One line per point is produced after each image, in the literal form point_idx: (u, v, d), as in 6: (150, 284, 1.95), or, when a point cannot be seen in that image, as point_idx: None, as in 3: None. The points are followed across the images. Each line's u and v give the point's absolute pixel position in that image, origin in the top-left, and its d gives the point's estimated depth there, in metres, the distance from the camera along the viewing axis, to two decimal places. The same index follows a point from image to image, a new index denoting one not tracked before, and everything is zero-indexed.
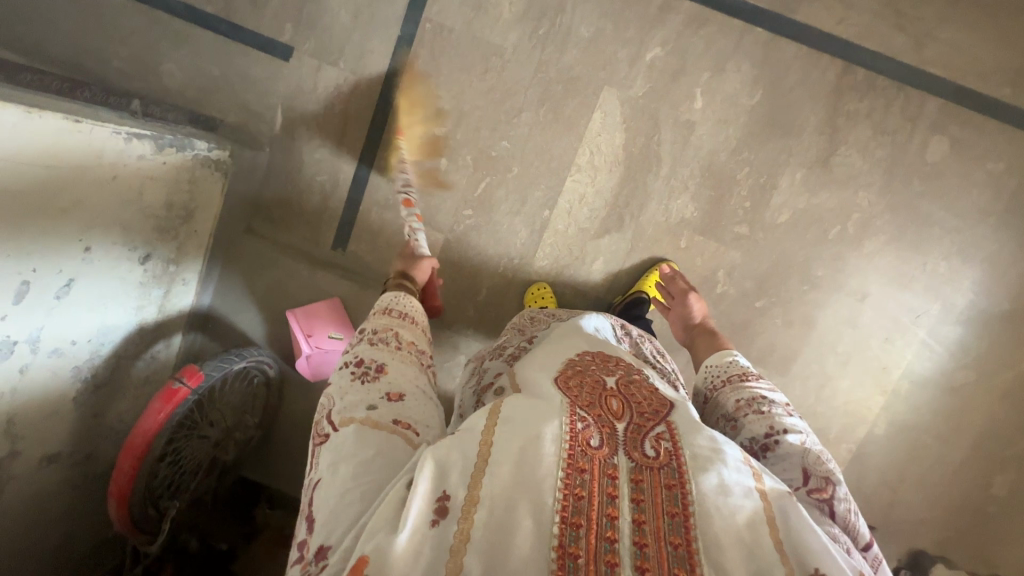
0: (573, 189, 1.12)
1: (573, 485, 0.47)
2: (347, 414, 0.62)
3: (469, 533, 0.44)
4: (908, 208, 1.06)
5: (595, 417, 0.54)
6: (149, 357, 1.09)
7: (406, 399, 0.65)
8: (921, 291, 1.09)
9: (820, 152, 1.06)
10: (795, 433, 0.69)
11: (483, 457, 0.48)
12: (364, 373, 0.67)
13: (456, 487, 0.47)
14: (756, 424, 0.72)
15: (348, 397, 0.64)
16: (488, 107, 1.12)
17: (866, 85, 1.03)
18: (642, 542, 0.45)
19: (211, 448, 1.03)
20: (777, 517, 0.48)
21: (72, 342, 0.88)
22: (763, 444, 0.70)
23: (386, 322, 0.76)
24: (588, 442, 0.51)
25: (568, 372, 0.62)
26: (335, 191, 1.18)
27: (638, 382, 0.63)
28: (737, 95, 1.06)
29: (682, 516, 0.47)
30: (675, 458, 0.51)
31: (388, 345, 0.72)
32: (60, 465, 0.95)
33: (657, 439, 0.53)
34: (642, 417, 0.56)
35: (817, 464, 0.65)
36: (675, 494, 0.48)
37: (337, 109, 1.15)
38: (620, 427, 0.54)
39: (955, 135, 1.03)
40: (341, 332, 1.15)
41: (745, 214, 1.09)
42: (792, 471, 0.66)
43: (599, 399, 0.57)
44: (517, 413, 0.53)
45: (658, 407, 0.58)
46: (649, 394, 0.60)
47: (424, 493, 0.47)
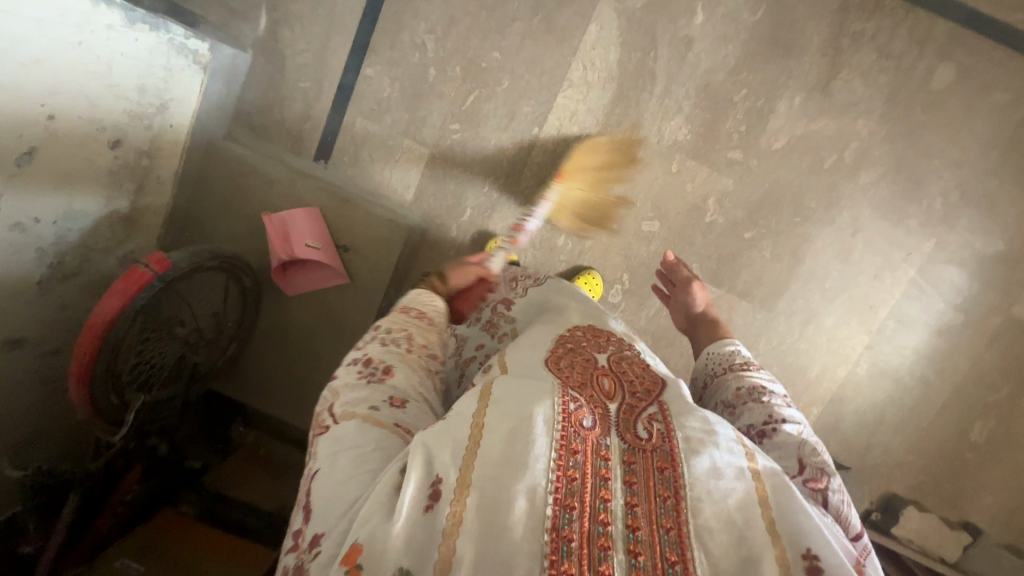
0: (565, 106, 1.09)
1: (568, 468, 0.50)
2: (351, 409, 0.60)
3: (461, 515, 0.45)
4: (908, 138, 1.02)
5: (588, 398, 0.58)
6: (120, 258, 1.07)
7: (408, 407, 0.62)
8: (915, 227, 1.06)
9: (821, 75, 1.02)
10: (793, 423, 0.71)
11: (475, 439, 0.49)
12: (372, 372, 0.65)
13: (446, 469, 0.48)
14: (754, 413, 0.73)
15: (352, 393, 0.62)
16: (479, 15, 1.07)
17: (874, 4, 0.99)
18: (634, 526, 0.48)
19: (182, 350, 1.01)
20: (769, 497, 0.51)
21: (35, 220, 0.85)
22: (761, 431, 0.71)
23: (401, 322, 0.76)
24: (582, 423, 0.54)
25: (557, 352, 0.65)
26: (319, 100, 1.14)
27: (630, 358, 0.68)
28: (739, 10, 1.02)
29: (673, 499, 0.50)
30: (667, 440, 0.55)
31: (399, 346, 0.70)
32: (25, 353, 0.93)
33: (649, 420, 0.58)
34: (634, 396, 0.61)
35: (812, 455, 0.66)
36: (667, 475, 0.52)
37: (325, 12, 1.11)
38: (613, 407, 0.59)
39: (962, 61, 0.99)
40: (318, 243, 1.11)
41: (740, 138, 1.06)
42: (789, 460, 0.67)
43: (591, 378, 0.62)
44: (508, 392, 0.55)
45: (649, 386, 0.63)
46: (642, 376, 0.65)
47: (416, 480, 0.47)
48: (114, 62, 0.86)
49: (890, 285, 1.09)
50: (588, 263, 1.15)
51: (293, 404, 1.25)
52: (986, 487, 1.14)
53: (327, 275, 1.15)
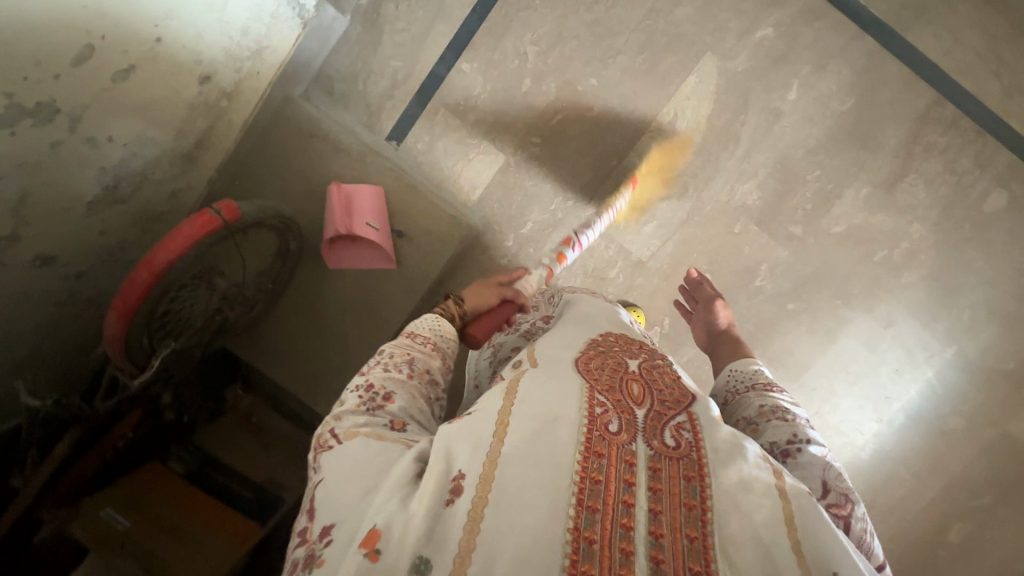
0: (647, 146, 1.11)
1: (590, 470, 0.47)
2: (353, 427, 0.57)
3: (481, 510, 0.45)
4: (952, 250, 1.09)
5: (614, 402, 0.53)
6: (169, 193, 1.01)
7: (410, 430, 0.59)
8: (940, 332, 1.13)
9: (889, 174, 1.08)
10: (817, 445, 0.63)
11: (499, 436, 0.49)
12: (371, 399, 0.61)
13: (470, 466, 0.48)
14: (777, 430, 0.65)
15: (351, 419, 0.58)
16: (587, 40, 1.09)
17: (950, 121, 1.06)
18: (657, 533, 0.45)
19: (215, 303, 0.97)
20: (796, 516, 0.47)
21: (109, 139, 0.80)
22: (785, 450, 0.63)
23: (406, 346, 0.69)
24: (606, 428, 0.51)
25: (590, 352, 0.60)
26: (406, 82, 1.13)
27: (662, 367, 0.61)
28: (830, 97, 1.07)
29: (699, 509, 0.47)
30: (695, 450, 0.51)
31: (400, 372, 0.64)
32: (52, 273, 0.86)
33: (678, 428, 0.52)
34: (662, 404, 0.55)
35: (837, 479, 0.59)
36: (692, 485, 0.48)
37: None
38: (640, 412, 0.53)
39: (1016, 192, 1.07)
40: (378, 223, 1.09)
41: (803, 215, 1.11)
42: (809, 480, 0.60)
43: (620, 382, 0.56)
44: (536, 396, 0.53)
45: (679, 398, 0.56)
46: (673, 385, 0.58)
47: (438, 472, 0.48)
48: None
49: (906, 380, 1.15)
50: (633, 300, 1.17)
51: (308, 379, 1.16)
52: None
53: (374, 257, 1.12)
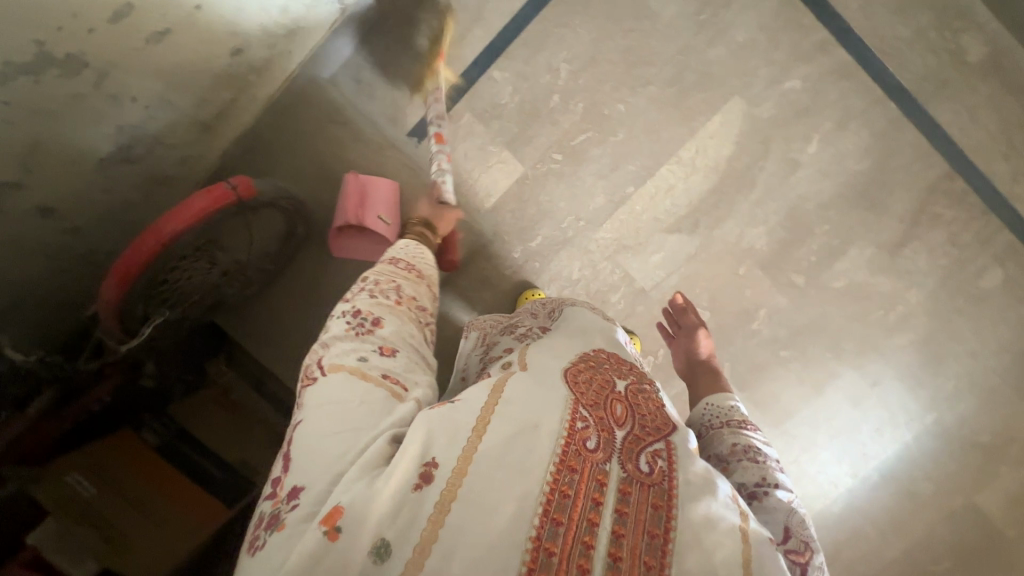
0: (665, 178, 1.12)
1: (561, 482, 0.47)
2: (339, 358, 0.57)
3: (447, 505, 0.44)
4: (944, 319, 1.12)
5: (596, 419, 0.52)
6: (180, 159, 0.99)
7: (399, 356, 0.60)
8: (922, 396, 1.15)
9: (894, 237, 1.11)
10: (785, 488, 0.62)
11: (478, 433, 0.48)
12: (360, 323, 0.62)
13: (445, 455, 0.46)
14: (747, 471, 0.64)
15: (340, 344, 0.59)
16: (620, 65, 1.10)
17: (958, 195, 1.09)
18: (616, 556, 0.44)
19: (215, 278, 0.95)
20: (753, 560, 0.46)
21: (129, 99, 0.79)
22: (753, 493, 0.62)
23: (391, 273, 0.73)
24: (584, 443, 0.50)
25: (580, 365, 0.58)
26: (435, 80, 1.12)
27: (648, 393, 0.59)
28: (848, 155, 1.09)
29: (661, 539, 0.46)
30: (667, 479, 0.50)
31: (388, 299, 0.67)
32: (50, 225, 0.84)
33: (653, 456, 0.52)
34: (642, 429, 0.54)
35: (800, 526, 0.58)
36: (659, 515, 0.47)
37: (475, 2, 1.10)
38: (619, 434, 0.52)
39: (1010, 271, 1.11)
40: (391, 218, 1.07)
41: (807, 266, 1.13)
42: (772, 525, 0.59)
43: (604, 400, 0.55)
44: (520, 398, 0.52)
45: (660, 425, 0.56)
46: (658, 411, 0.57)
47: (413, 456, 0.46)
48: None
49: (884, 440, 1.17)
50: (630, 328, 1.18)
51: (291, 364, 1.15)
52: None
53: (382, 251, 1.10)
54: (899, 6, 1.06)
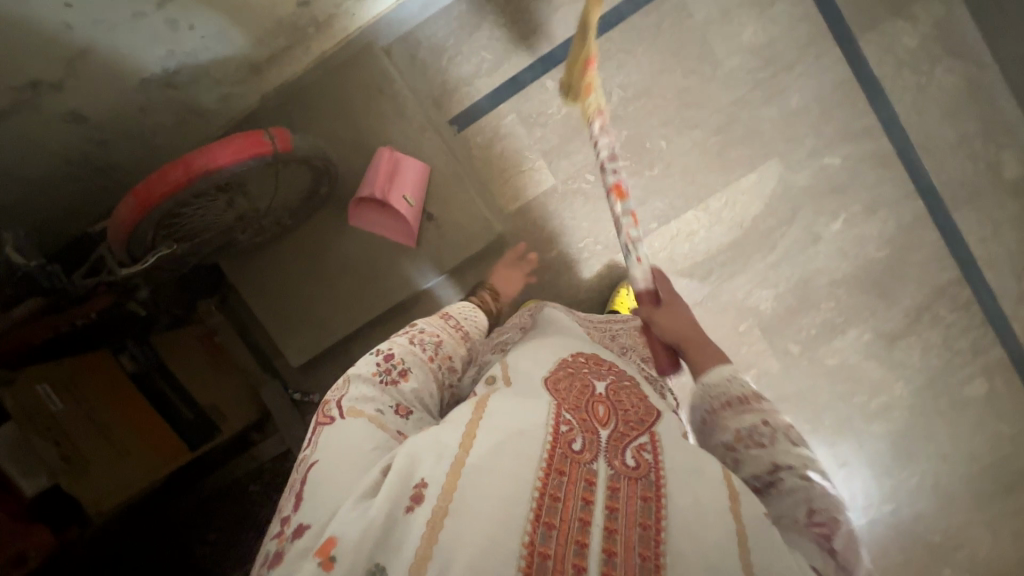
0: (689, 222, 1.13)
1: (550, 486, 0.47)
2: (358, 403, 0.59)
3: (437, 523, 0.44)
4: (922, 417, 1.15)
5: (579, 421, 0.53)
6: (220, 95, 0.98)
7: (410, 417, 0.62)
8: (885, 489, 1.16)
9: (893, 329, 1.13)
10: (801, 462, 0.55)
11: (465, 448, 0.49)
12: (387, 370, 0.65)
13: (432, 474, 0.47)
14: (755, 459, 0.56)
15: (366, 388, 0.62)
16: (672, 102, 1.11)
17: (962, 302, 1.12)
18: (610, 550, 0.45)
19: (231, 220, 0.95)
20: (749, 544, 0.46)
21: (190, 28, 0.83)
22: (766, 481, 0.55)
23: (436, 328, 0.76)
24: (569, 445, 0.50)
25: (558, 372, 0.58)
26: (489, 75, 1.13)
27: (629, 388, 0.59)
28: (868, 240, 1.11)
29: (654, 528, 0.46)
30: (654, 470, 0.49)
31: (424, 350, 0.70)
32: (83, 130, 0.85)
33: (640, 449, 0.51)
34: (627, 425, 0.53)
35: (822, 498, 0.52)
36: (649, 506, 0.47)
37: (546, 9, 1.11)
38: (604, 432, 0.52)
39: (995, 385, 1.13)
40: (415, 199, 1.08)
41: (806, 337, 1.14)
42: (795, 506, 0.53)
43: (586, 403, 0.55)
44: (502, 408, 0.53)
45: (644, 416, 0.55)
46: (642, 400, 0.57)
47: (398, 483, 0.47)
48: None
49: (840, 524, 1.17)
50: None
51: (285, 321, 1.12)
52: None
53: (397, 229, 1.10)
54: (949, 110, 1.08)
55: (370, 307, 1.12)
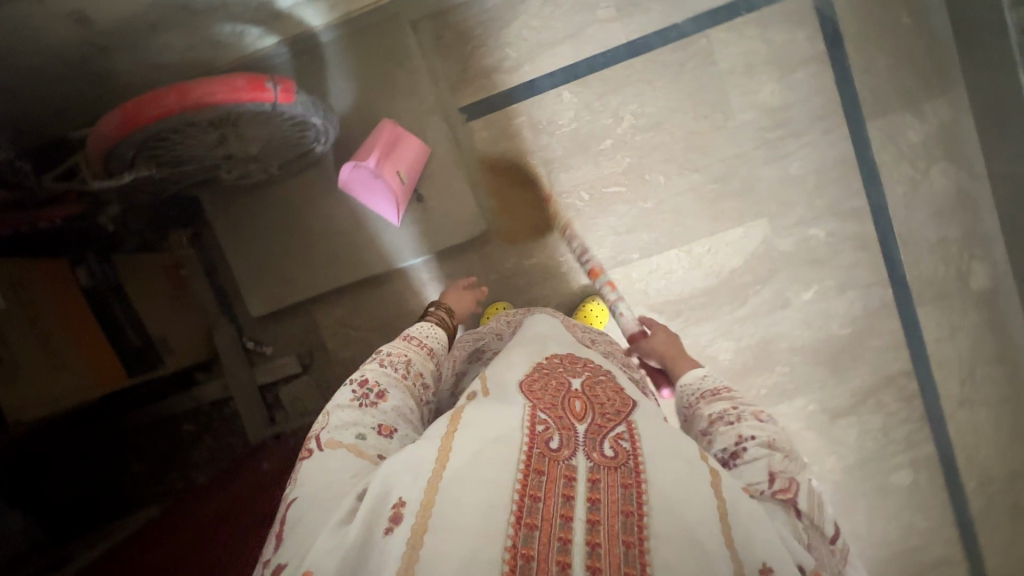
0: (670, 260, 1.15)
1: (529, 488, 0.48)
2: (335, 437, 0.57)
3: (418, 539, 0.44)
4: (846, 495, 1.18)
5: (555, 418, 0.54)
6: (233, 31, 0.97)
7: (395, 437, 0.60)
8: None
9: (838, 405, 1.16)
10: (762, 437, 0.58)
11: (441, 462, 0.48)
12: (364, 395, 0.62)
13: (410, 493, 0.47)
14: (724, 434, 0.60)
15: (343, 418, 0.60)
16: (679, 142, 1.12)
17: (907, 393, 1.15)
18: (595, 541, 0.45)
19: (219, 158, 0.93)
20: (737, 538, 0.47)
21: None
22: (732, 455, 0.59)
23: (404, 347, 0.72)
24: (546, 445, 0.51)
25: (534, 375, 0.59)
26: (509, 73, 1.12)
27: (605, 380, 0.61)
28: (834, 316, 1.14)
29: (636, 515, 0.47)
30: (633, 458, 0.51)
31: (396, 370, 0.67)
32: (82, 34, 0.83)
33: (617, 438, 0.53)
34: (604, 416, 0.55)
35: (780, 464, 0.56)
36: (630, 493, 0.48)
37: (578, 22, 1.11)
38: (581, 426, 0.53)
39: (920, 480, 1.17)
40: (408, 176, 1.08)
41: (755, 395, 1.17)
42: (755, 470, 0.56)
43: (563, 399, 0.56)
44: (478, 418, 0.53)
45: (620, 406, 0.57)
46: (617, 392, 0.59)
47: (377, 505, 0.47)
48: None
49: None
50: None
51: (259, 268, 1.16)
52: None
53: (386, 202, 1.09)
54: (937, 209, 1.11)
55: (347, 274, 1.16)
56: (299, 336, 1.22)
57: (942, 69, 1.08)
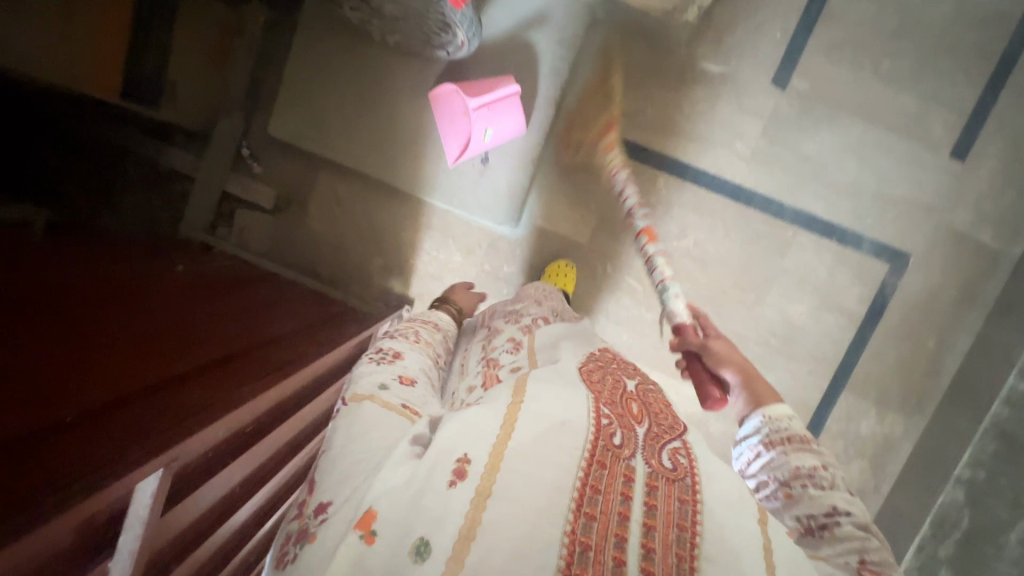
0: None
1: (596, 475, 0.49)
2: (360, 389, 0.59)
3: (478, 504, 0.45)
4: None
5: (617, 416, 0.55)
6: None
7: (417, 387, 0.62)
8: None
9: None
10: (853, 511, 0.54)
11: (506, 429, 0.51)
12: (382, 356, 0.66)
13: (478, 451, 0.49)
14: (812, 502, 0.55)
15: (364, 377, 0.61)
16: (708, 290, 1.16)
17: None
18: (648, 545, 0.46)
19: None
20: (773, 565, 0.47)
21: None
22: (813, 525, 0.55)
23: (413, 322, 0.77)
24: (610, 440, 0.53)
25: (591, 365, 0.63)
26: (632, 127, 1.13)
27: (656, 394, 0.63)
28: None
29: (688, 530, 0.48)
30: (690, 476, 0.52)
31: (408, 338, 0.71)
32: None
33: (674, 452, 0.54)
34: (659, 426, 0.57)
35: (870, 542, 0.52)
36: (685, 508, 0.49)
37: (716, 138, 1.12)
38: (640, 429, 0.55)
39: None
40: (490, 137, 1.05)
41: None
42: (843, 548, 0.52)
43: (620, 399, 0.58)
44: (543, 395, 0.54)
45: (673, 422, 0.59)
46: (666, 409, 0.61)
47: (443, 457, 0.48)
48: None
49: None
50: None
51: (299, 101, 1.10)
52: None
53: (453, 141, 1.05)
54: None
55: (379, 168, 1.12)
56: (292, 178, 1.19)
57: (922, 398, 1.17)
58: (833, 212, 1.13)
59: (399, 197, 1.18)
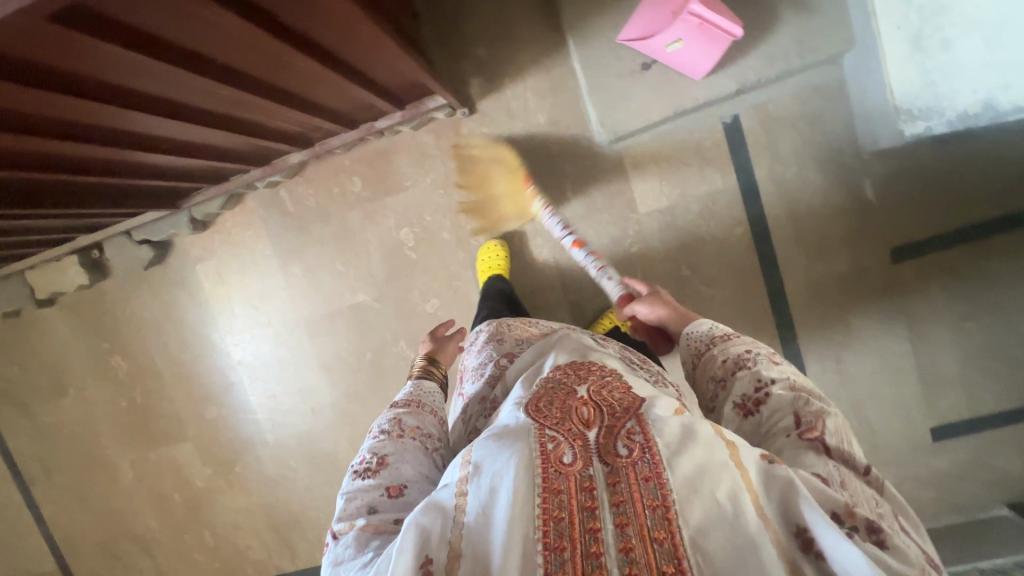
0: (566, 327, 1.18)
1: (552, 508, 0.45)
2: (351, 514, 0.56)
3: None
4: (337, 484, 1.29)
5: (567, 431, 0.50)
6: None
7: (407, 493, 0.58)
8: (285, 440, 1.30)
9: None
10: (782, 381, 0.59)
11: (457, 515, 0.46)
12: (367, 466, 0.61)
13: (438, 552, 0.44)
14: (743, 380, 0.61)
15: (352, 497, 0.58)
16: None
17: None
18: (627, 548, 0.42)
19: None
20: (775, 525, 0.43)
21: None
22: (750, 404, 0.59)
23: (397, 409, 0.71)
24: (560, 459, 0.48)
25: (540, 391, 0.56)
26: (766, 168, 1.08)
27: (609, 380, 0.56)
28: None
29: (661, 508, 0.44)
30: (649, 451, 0.47)
31: (392, 433, 0.65)
32: None
33: (629, 434, 0.49)
34: (611, 414, 0.51)
35: (805, 408, 0.55)
36: (652, 487, 0.45)
37: (808, 243, 1.09)
38: (593, 432, 0.50)
39: None
40: (670, 49, 0.94)
41: None
42: (783, 414, 0.56)
43: (568, 409, 0.52)
44: (482, 457, 0.48)
45: (629, 402, 0.53)
46: (623, 391, 0.54)
47: (410, 566, 0.44)
48: (956, 50, 0.79)
49: (263, 398, 1.30)
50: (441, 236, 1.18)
51: None
52: (77, 327, 1.31)
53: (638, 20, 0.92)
54: None
55: None
56: None
57: None
58: (816, 379, 1.14)
59: (548, 21, 1.07)
